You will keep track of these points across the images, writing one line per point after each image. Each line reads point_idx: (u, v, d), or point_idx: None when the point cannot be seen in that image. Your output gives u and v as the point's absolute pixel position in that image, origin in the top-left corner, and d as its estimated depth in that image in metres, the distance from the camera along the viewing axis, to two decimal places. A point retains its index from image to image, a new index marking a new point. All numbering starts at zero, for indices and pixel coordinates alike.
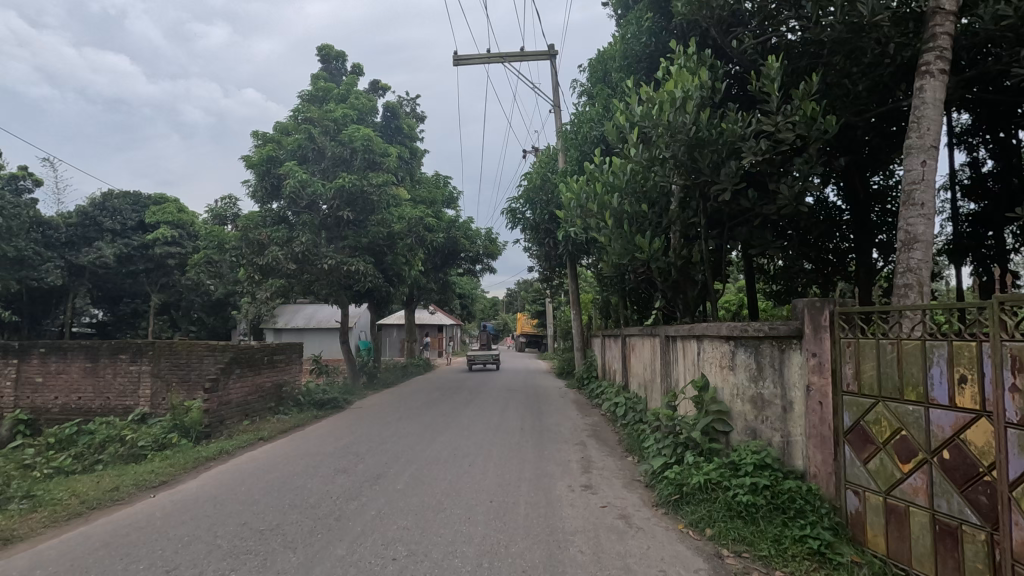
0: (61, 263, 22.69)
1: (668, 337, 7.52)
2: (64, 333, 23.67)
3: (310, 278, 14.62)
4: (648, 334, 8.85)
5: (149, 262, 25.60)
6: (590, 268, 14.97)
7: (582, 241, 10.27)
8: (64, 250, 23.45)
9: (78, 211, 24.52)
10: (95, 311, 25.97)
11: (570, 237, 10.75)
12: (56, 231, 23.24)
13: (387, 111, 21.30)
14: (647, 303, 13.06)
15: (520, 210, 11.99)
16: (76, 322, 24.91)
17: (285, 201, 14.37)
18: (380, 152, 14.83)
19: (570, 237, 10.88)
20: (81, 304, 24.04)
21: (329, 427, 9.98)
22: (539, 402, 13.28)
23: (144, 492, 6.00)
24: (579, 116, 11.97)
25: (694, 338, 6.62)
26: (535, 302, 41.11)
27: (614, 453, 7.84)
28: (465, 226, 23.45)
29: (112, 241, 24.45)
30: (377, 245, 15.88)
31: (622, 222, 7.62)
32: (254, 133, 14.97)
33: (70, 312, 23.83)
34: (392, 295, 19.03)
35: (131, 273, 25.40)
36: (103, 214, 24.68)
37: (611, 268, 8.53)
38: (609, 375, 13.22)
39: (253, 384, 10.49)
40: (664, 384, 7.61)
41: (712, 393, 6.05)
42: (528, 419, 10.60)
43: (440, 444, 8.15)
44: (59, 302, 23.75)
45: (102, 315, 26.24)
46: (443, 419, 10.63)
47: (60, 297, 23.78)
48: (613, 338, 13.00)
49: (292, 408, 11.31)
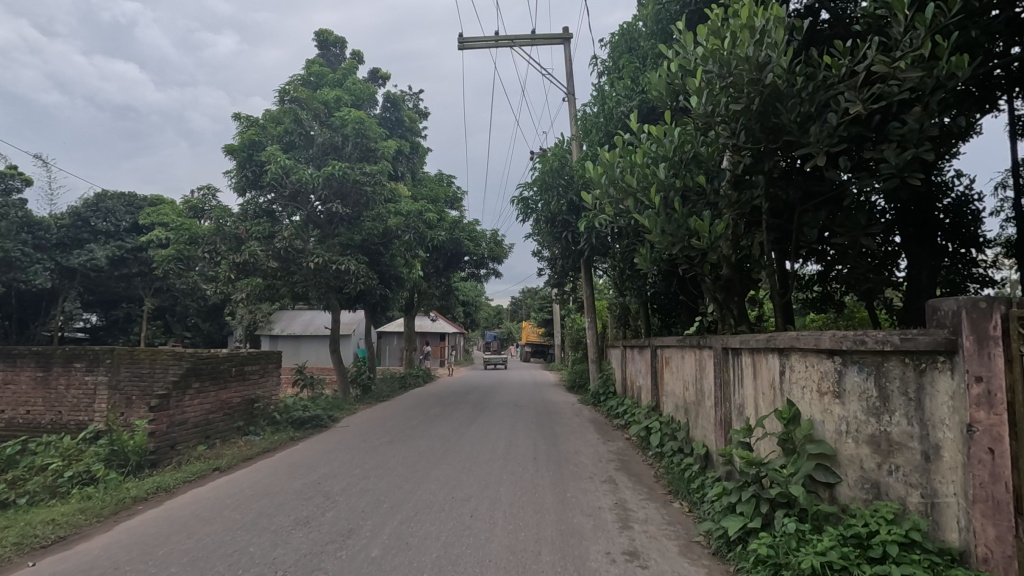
0: (52, 265, 21.23)
1: (728, 350, 5.84)
2: (52, 339, 22.17)
3: (297, 278, 13.09)
4: (693, 344, 7.21)
5: (143, 265, 24.21)
6: (611, 269, 13.39)
7: (608, 231, 8.66)
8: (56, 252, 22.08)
9: (70, 211, 23.14)
10: (88, 316, 24.24)
11: (594, 228, 9.11)
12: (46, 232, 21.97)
13: (387, 102, 19.92)
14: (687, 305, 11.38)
15: (533, 199, 10.33)
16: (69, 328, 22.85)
17: (268, 191, 12.86)
18: (376, 139, 13.33)
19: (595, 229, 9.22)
20: (73, 308, 22.53)
21: (303, 453, 8.33)
22: (552, 422, 11.65)
23: (21, 560, 4.36)
24: (601, 94, 10.43)
25: (774, 351, 4.88)
26: (541, 311, 39.46)
27: (654, 497, 6.16)
28: (470, 227, 21.97)
29: (105, 243, 23.08)
30: (371, 244, 14.40)
31: (672, 201, 5.97)
32: (236, 116, 13.38)
33: (62, 316, 22.14)
34: (390, 300, 17.44)
35: (124, 276, 23.94)
36: (96, 215, 23.29)
37: (651, 262, 6.86)
38: (633, 393, 11.50)
39: (216, 400, 8.85)
40: (722, 411, 5.91)
41: (809, 426, 4.32)
42: (541, 445, 8.97)
43: (435, 482, 6.51)
44: (49, 307, 22.25)
45: (96, 319, 24.47)
46: (442, 443, 8.99)
47: (50, 301, 22.29)
48: (637, 350, 11.37)
49: (264, 429, 9.69)
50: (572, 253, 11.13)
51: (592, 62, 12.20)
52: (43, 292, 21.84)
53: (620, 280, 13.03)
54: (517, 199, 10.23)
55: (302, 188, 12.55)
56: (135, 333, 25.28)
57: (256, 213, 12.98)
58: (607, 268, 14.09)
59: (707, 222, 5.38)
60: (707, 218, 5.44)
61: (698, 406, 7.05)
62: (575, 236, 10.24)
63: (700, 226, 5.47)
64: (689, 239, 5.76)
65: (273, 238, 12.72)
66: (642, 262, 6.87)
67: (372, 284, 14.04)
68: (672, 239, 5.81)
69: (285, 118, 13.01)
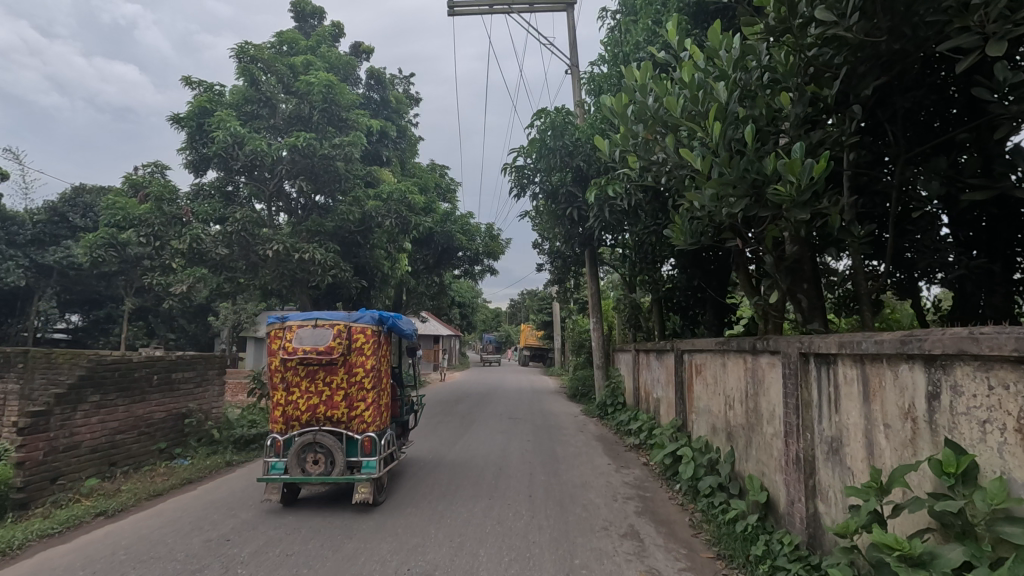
0: (26, 264, 21.02)
1: (814, 358, 3.98)
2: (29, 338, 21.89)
3: (258, 266, 11.46)
4: (743, 349, 5.39)
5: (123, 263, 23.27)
6: (622, 255, 11.62)
7: (626, 201, 6.88)
8: (29, 248, 21.65)
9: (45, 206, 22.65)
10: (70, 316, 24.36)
11: (607, 200, 7.33)
12: (20, 227, 21.36)
13: (372, 80, 18.17)
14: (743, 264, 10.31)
15: (530, 169, 8.41)
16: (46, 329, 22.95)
17: (221, 166, 10.95)
18: (348, 108, 11.54)
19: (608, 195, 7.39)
20: (46, 308, 21.95)
21: (235, 487, 6.48)
22: (553, 440, 9.84)
23: None
24: (613, 42, 8.63)
25: (912, 360, 2.98)
26: (540, 313, 37.59)
27: (697, 567, 4.32)
28: (464, 220, 20.19)
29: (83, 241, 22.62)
30: (346, 232, 12.57)
31: (735, 138, 4.20)
32: (187, 80, 11.32)
33: (33, 316, 21.71)
34: (370, 297, 15.63)
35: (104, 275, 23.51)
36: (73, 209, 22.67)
37: (693, 234, 5.05)
38: (648, 406, 9.69)
39: (128, 416, 6.93)
40: (804, 447, 4.05)
41: (1007, 495, 2.36)
42: (540, 474, 7.14)
43: (389, 539, 4.69)
44: (25, 305, 22.34)
45: (76, 321, 24.53)
46: (416, 471, 7.22)
47: (26, 300, 22.41)
48: (653, 354, 9.60)
49: (198, 452, 7.83)
50: (577, 237, 9.22)
51: (601, 14, 10.39)
52: (17, 292, 21.92)
53: (633, 269, 11.64)
54: (511, 167, 8.36)
55: (259, 162, 10.69)
56: (115, 333, 24.84)
57: (210, 194, 11.22)
58: (615, 252, 12.35)
59: (802, 154, 3.50)
60: (796, 153, 3.58)
61: (750, 432, 5.24)
62: (582, 214, 8.41)
63: (787, 166, 3.59)
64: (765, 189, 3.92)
65: (227, 222, 10.94)
66: (680, 234, 5.05)
67: (347, 279, 12.26)
68: (738, 193, 4.00)
69: (240, 83, 11.14)
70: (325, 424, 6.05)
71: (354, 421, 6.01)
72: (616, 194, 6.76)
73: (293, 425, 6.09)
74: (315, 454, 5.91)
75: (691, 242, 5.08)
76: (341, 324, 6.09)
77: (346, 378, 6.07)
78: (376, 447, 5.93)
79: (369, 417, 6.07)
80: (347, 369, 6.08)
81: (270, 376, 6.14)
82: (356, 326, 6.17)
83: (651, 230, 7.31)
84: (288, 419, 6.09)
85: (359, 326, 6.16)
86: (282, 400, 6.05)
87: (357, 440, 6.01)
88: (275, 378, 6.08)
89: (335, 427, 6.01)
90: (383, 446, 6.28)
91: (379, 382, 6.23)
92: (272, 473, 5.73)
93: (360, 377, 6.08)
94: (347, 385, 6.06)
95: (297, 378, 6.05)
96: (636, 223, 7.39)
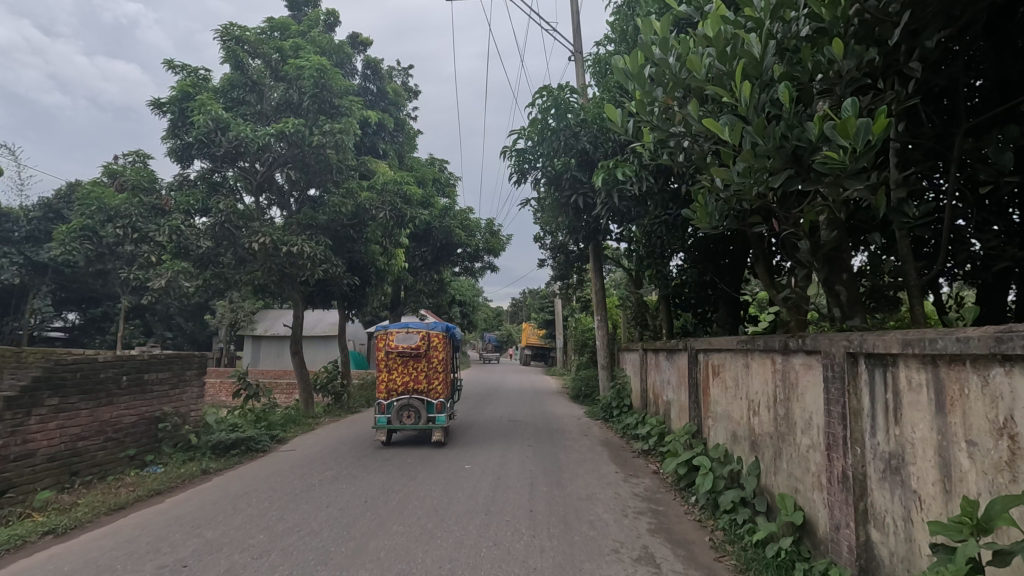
0: (20, 261, 22.17)
1: (865, 358, 3.38)
2: (27, 333, 22.96)
3: (245, 260, 10.89)
4: (769, 349, 4.80)
5: (116, 260, 24.08)
6: (629, 248, 11.11)
7: (643, 180, 6.35)
8: (24, 245, 22.60)
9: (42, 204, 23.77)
10: (65, 313, 25.73)
11: (617, 185, 6.76)
12: (16, 225, 22.30)
13: (369, 70, 17.58)
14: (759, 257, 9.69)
15: (531, 152, 7.81)
16: (43, 325, 24.00)
17: (204, 154, 10.36)
18: (340, 92, 10.91)
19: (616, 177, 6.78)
20: (41, 305, 23.12)
21: (206, 498, 5.91)
22: (555, 444, 9.26)
23: None
24: (621, 17, 8.04)
25: (1011, 363, 2.37)
26: (542, 311, 36.98)
27: None
28: (463, 215, 19.68)
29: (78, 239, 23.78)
30: (339, 225, 12.02)
31: (771, 101, 3.54)
32: (169, 62, 10.71)
33: (31, 313, 22.87)
34: (366, 294, 15.06)
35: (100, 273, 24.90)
36: (68, 206, 23.46)
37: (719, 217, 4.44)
38: (657, 408, 9.10)
39: (93, 420, 6.34)
40: (852, 465, 3.45)
41: None
42: (541, 485, 6.55)
43: (370, 564, 4.12)
44: (19, 303, 23.53)
45: (75, 319, 26.25)
46: (406, 481, 6.63)
47: (21, 297, 23.59)
48: (661, 354, 9.04)
49: (172, 458, 7.26)
50: (582, 227, 8.62)
51: None
52: (12, 290, 23.11)
53: (640, 264, 11.11)
54: (512, 150, 7.75)
55: (244, 149, 10.08)
56: (112, 331, 25.94)
57: (194, 184, 10.66)
58: (621, 245, 11.74)
59: (856, 112, 2.80)
60: (848, 112, 2.87)
61: (780, 443, 4.65)
62: (588, 200, 7.80)
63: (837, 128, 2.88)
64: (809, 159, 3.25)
65: (211, 213, 10.39)
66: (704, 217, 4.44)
67: (339, 275, 11.67)
68: (775, 165, 3.36)
69: (227, 66, 10.56)
70: (412, 393, 9.23)
71: (430, 391, 9.19)
72: (630, 173, 6.22)
73: (390, 394, 9.21)
74: (407, 412, 9.08)
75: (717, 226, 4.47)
76: (425, 331, 9.37)
77: (427, 364, 9.36)
78: (444, 408, 9.09)
79: (440, 389, 9.32)
80: (428, 358, 9.40)
81: (376, 363, 9.36)
82: (433, 333, 9.53)
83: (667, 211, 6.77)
84: (386, 390, 9.27)
85: (435, 332, 9.54)
86: (383, 378, 9.30)
87: (432, 402, 9.18)
88: (379, 364, 9.37)
89: (419, 395, 9.20)
90: (446, 410, 9.37)
91: (447, 367, 9.52)
92: (380, 422, 9.04)
93: (436, 363, 9.35)
94: (426, 368, 9.34)
95: (394, 364, 9.37)
96: (651, 208, 6.89)
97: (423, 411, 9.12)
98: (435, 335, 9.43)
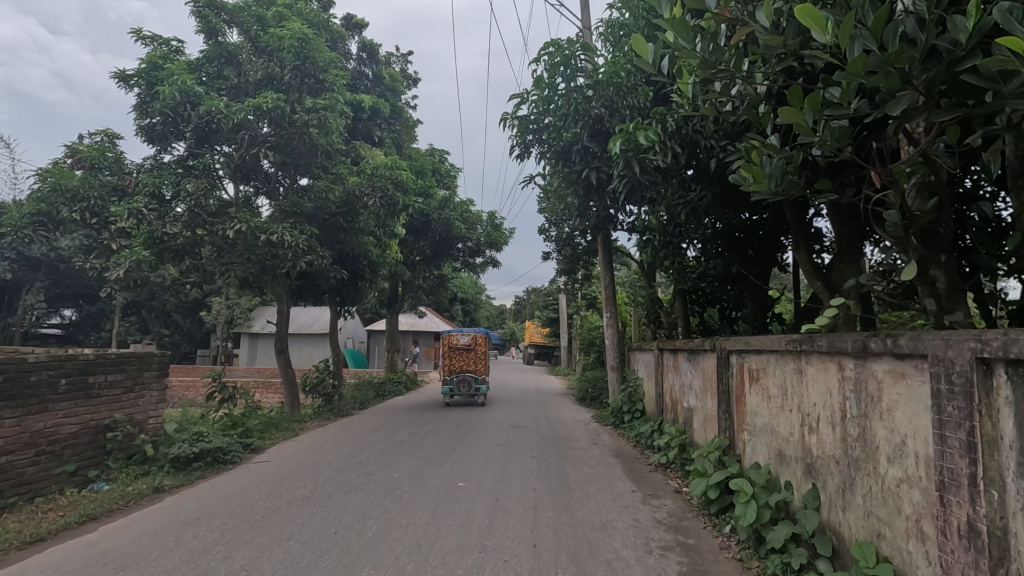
0: (10, 256, 21.72)
1: (1010, 366, 2.38)
2: (18, 330, 22.48)
3: (223, 251, 10.01)
4: (834, 351, 3.82)
5: None
6: (644, 236, 10.29)
7: (672, 143, 5.52)
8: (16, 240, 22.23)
9: None
10: (60, 309, 25.34)
11: (640, 155, 5.84)
12: None
13: (364, 52, 16.57)
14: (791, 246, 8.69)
15: (536, 120, 6.84)
16: (36, 322, 23.57)
17: (175, 132, 9.40)
18: (325, 65, 9.89)
19: (636, 143, 5.80)
20: (34, 302, 22.71)
21: (148, 526, 4.98)
22: (561, 455, 8.30)
23: None
24: None
25: None
26: (545, 309, 35.99)
27: None
28: (463, 207, 18.76)
29: (70, 234, 23.28)
30: (326, 212, 11.09)
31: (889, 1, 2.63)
32: (137, 32, 9.74)
33: (22, 311, 22.43)
34: (358, 288, 14.14)
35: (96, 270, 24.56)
36: None
37: (780, 179, 3.48)
38: (675, 415, 8.13)
39: (21, 432, 5.40)
40: (987, 518, 2.45)
41: None
42: (547, 510, 5.57)
43: None
44: (11, 300, 23.07)
45: (71, 316, 26.03)
46: (390, 503, 5.67)
47: (12, 295, 23.09)
48: (680, 353, 8.11)
49: (122, 474, 6.32)
50: (594, 208, 7.68)
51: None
52: (5, 286, 22.67)
53: (654, 253, 10.24)
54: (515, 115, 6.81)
55: (216, 126, 9.12)
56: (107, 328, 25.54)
57: (164, 166, 9.72)
58: (634, 234, 10.75)
59: None
60: None
61: (851, 471, 3.67)
62: (603, 173, 6.85)
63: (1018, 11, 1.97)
64: (945, 75, 2.32)
65: (183, 197, 9.45)
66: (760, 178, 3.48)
67: (325, 268, 10.74)
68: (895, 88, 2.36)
69: (201, 36, 9.61)
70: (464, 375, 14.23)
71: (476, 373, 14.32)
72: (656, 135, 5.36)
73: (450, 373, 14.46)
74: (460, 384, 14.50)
75: (776, 192, 3.52)
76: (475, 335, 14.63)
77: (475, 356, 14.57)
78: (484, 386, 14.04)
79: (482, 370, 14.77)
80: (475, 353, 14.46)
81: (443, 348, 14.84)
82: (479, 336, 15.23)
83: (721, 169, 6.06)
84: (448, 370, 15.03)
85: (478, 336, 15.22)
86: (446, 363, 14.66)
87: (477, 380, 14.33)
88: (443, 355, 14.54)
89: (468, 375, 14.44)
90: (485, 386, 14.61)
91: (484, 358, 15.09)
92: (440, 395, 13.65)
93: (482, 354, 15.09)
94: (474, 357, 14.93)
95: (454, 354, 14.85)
96: (678, 174, 6.05)
97: (471, 383, 14.49)
98: (478, 337, 14.85)
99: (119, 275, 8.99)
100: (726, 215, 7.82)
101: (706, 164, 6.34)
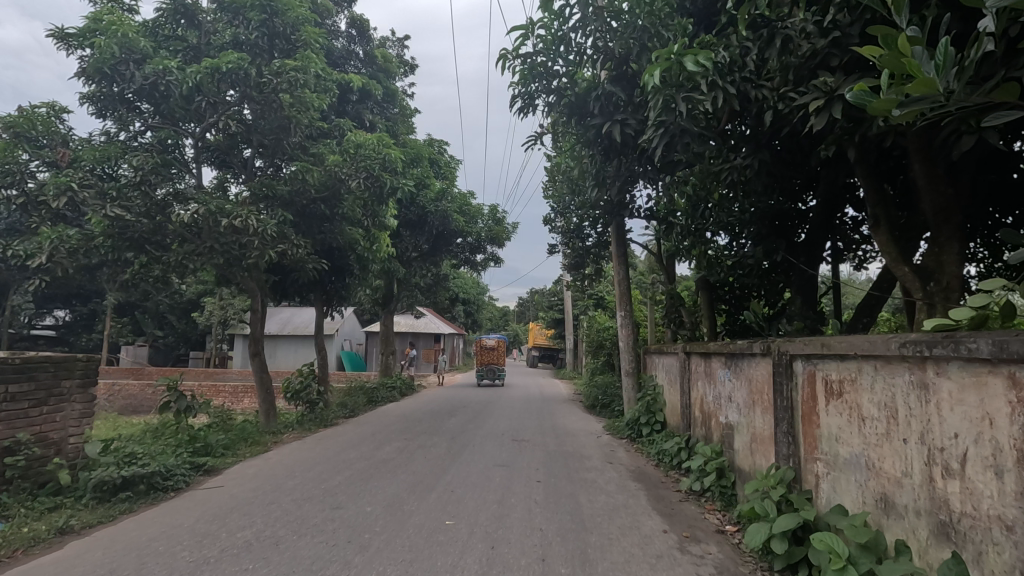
0: None
1: None
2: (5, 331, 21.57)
3: (184, 240, 8.76)
4: (1007, 358, 2.48)
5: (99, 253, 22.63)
6: (667, 221, 9.06)
7: (720, 77, 4.41)
8: None
9: None
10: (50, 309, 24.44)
11: (685, 96, 4.61)
12: None
13: (354, 27, 15.07)
14: (839, 229, 7.47)
15: (546, 64, 5.62)
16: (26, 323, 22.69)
17: (119, 99, 8.08)
18: (297, 24, 8.68)
19: (678, 77, 4.59)
20: (22, 302, 21.83)
21: None
22: (572, 478, 6.99)
23: None
24: None
25: None
26: (551, 309, 34.58)
27: None
28: (463, 199, 17.52)
29: None
30: (302, 198, 9.79)
31: None
32: None
33: (10, 311, 21.55)
34: (345, 285, 12.85)
35: (89, 270, 23.78)
36: None
37: (953, 77, 2.20)
38: (708, 431, 6.85)
39: None
40: None
41: None
42: (558, 563, 4.26)
43: None
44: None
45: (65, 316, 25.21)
46: (356, 553, 4.35)
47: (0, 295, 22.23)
48: (713, 356, 6.83)
49: (24, 509, 5.04)
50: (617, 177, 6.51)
51: None
52: None
53: (676, 241, 9.02)
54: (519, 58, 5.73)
55: (164, 90, 7.91)
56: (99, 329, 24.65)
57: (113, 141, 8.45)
58: (652, 221, 9.53)
59: None
60: None
61: None
62: (625, 128, 5.72)
63: None
64: None
65: (125, 166, 8.11)
66: (928, 78, 2.12)
67: (300, 259, 9.44)
68: None
69: None
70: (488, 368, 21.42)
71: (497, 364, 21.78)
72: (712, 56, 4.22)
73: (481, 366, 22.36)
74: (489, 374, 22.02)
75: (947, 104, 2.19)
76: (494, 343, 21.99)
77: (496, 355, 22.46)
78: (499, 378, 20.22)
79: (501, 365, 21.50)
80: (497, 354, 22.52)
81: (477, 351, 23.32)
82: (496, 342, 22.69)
83: (778, 122, 4.82)
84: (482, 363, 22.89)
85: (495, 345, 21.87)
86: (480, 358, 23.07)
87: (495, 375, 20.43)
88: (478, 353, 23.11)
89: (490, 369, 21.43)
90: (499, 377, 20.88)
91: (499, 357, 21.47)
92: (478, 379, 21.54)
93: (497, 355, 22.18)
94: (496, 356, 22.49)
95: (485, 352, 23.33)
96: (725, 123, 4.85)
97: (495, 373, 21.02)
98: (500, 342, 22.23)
99: (41, 262, 7.61)
100: (769, 193, 6.59)
101: (759, 114, 5.13)
